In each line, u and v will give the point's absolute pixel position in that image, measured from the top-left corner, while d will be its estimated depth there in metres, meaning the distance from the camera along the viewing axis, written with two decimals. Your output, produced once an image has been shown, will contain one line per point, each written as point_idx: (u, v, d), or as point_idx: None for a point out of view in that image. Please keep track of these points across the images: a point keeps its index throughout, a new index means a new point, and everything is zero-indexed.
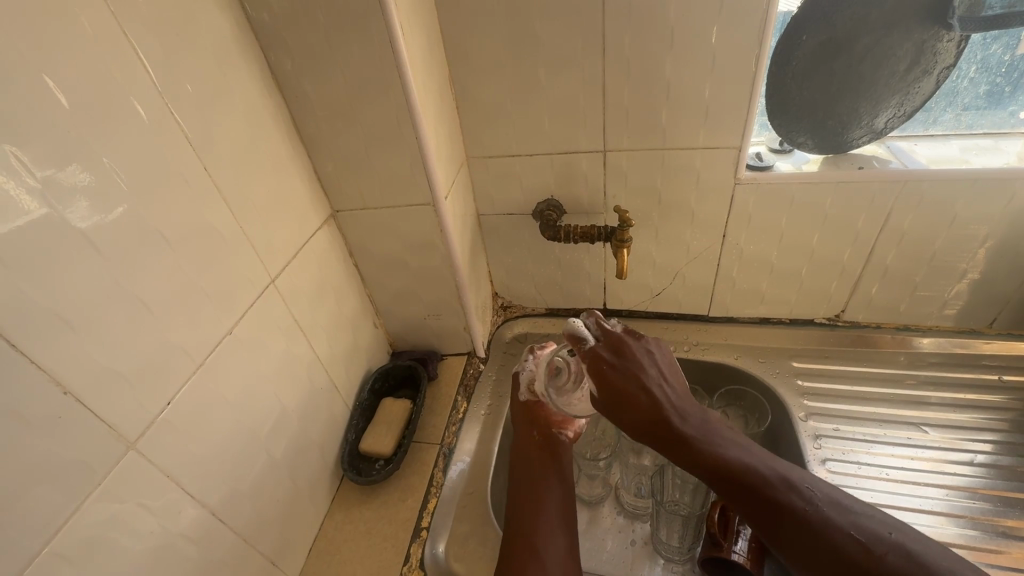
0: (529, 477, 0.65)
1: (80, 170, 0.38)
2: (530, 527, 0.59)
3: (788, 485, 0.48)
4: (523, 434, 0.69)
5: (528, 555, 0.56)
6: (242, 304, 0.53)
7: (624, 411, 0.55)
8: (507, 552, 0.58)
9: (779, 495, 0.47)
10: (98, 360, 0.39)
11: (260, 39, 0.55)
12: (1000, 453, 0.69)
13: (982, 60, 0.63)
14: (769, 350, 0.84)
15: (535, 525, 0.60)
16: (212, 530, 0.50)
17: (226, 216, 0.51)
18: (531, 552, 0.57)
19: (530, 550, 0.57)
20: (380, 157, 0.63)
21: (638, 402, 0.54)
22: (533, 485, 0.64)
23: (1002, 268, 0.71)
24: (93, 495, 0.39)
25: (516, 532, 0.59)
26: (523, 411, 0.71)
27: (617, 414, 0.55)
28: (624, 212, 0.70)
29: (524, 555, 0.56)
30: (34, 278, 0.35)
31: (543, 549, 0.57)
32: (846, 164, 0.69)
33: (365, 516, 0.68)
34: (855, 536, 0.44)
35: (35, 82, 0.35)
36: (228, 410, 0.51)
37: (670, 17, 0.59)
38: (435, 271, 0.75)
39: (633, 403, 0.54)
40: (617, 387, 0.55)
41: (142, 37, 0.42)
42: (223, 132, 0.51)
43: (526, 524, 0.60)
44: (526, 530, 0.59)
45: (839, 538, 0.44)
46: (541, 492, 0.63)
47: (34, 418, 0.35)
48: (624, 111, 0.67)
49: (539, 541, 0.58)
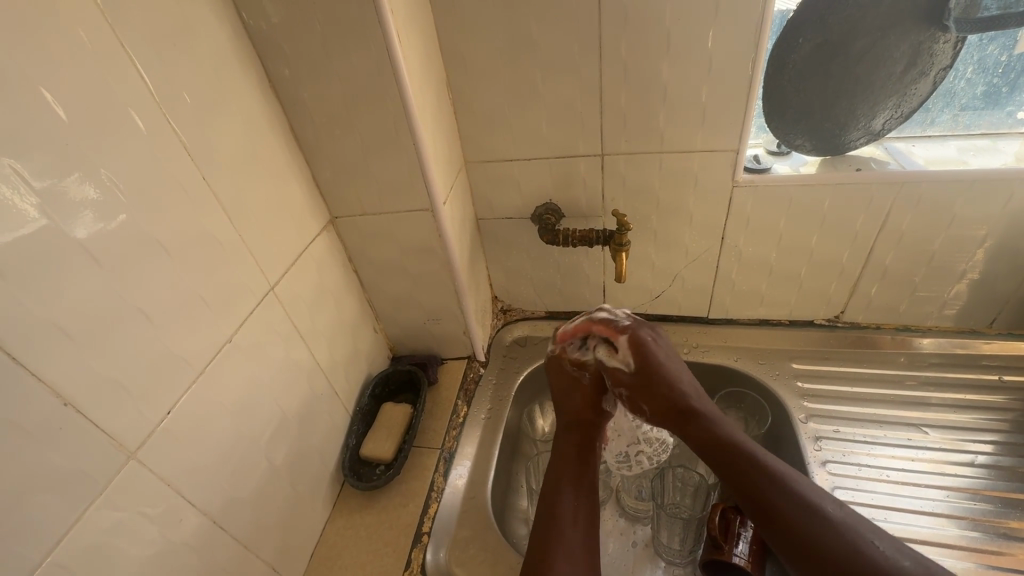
0: (557, 475, 0.60)
1: (82, 180, 0.38)
2: (557, 523, 0.55)
3: (816, 491, 0.48)
4: (583, 434, 0.64)
5: (560, 554, 0.52)
6: (242, 311, 0.54)
7: (659, 391, 0.58)
8: (539, 550, 0.53)
9: (805, 499, 0.47)
10: (98, 370, 0.39)
11: (257, 47, 0.55)
12: (1001, 453, 0.69)
13: (979, 61, 0.63)
14: (769, 352, 0.84)
15: (567, 527, 0.55)
16: (213, 539, 0.50)
17: (226, 224, 0.52)
18: (568, 557, 0.52)
19: (564, 551, 0.52)
20: (378, 164, 0.64)
21: (670, 382, 0.58)
22: (561, 482, 0.59)
23: (1001, 268, 0.71)
24: (94, 505, 0.39)
25: (540, 529, 0.55)
26: (598, 415, 0.66)
27: (653, 395, 0.59)
28: (621, 216, 0.70)
29: (558, 555, 0.52)
30: (34, 290, 0.35)
31: (576, 550, 0.53)
32: (843, 165, 0.69)
33: (365, 521, 0.69)
34: (876, 544, 0.43)
35: (33, 94, 0.35)
36: (228, 417, 0.51)
37: (667, 20, 0.59)
38: (435, 276, 0.75)
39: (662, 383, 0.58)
40: (651, 360, 0.60)
41: (141, 48, 0.42)
42: (222, 140, 0.51)
43: (553, 521, 0.55)
44: (553, 527, 0.54)
45: (860, 543, 0.43)
46: (574, 493, 0.58)
47: (34, 429, 0.35)
48: (621, 115, 0.67)
49: (574, 542, 0.53)
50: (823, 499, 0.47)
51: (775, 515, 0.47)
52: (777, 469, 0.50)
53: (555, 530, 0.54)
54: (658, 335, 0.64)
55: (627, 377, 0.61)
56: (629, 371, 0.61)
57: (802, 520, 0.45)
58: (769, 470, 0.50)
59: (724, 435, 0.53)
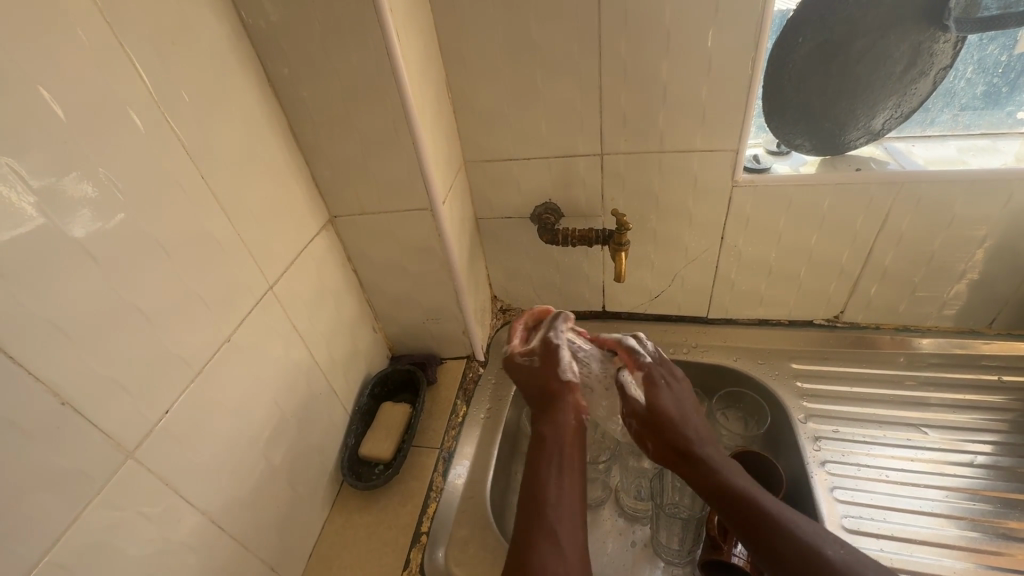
0: (536, 461, 0.60)
1: (80, 179, 0.38)
2: (544, 517, 0.54)
3: (819, 536, 0.49)
4: (554, 415, 0.63)
5: (547, 547, 0.52)
6: (241, 310, 0.54)
7: (667, 434, 0.59)
8: (523, 541, 0.53)
9: (808, 543, 0.48)
10: (97, 370, 0.39)
11: (257, 47, 0.55)
12: (1000, 454, 0.69)
13: (979, 61, 0.63)
14: (768, 352, 0.84)
15: (551, 514, 0.54)
16: (212, 538, 0.50)
17: (225, 224, 0.51)
18: (553, 545, 0.52)
19: (551, 543, 0.52)
20: (378, 164, 0.64)
21: (678, 428, 0.59)
22: (541, 468, 0.59)
23: (1001, 269, 0.71)
24: (92, 504, 0.39)
25: (524, 519, 0.55)
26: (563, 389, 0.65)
27: (659, 436, 0.60)
28: (621, 216, 0.70)
29: (542, 545, 0.52)
30: (32, 289, 0.35)
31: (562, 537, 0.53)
32: (843, 165, 0.69)
33: (364, 521, 0.69)
34: None
35: (32, 93, 0.35)
36: (226, 417, 0.51)
37: (667, 21, 0.59)
38: (434, 275, 0.75)
39: (669, 425, 0.59)
40: (663, 405, 0.60)
41: (140, 48, 0.42)
42: (221, 140, 0.51)
43: (539, 514, 0.55)
44: (537, 517, 0.55)
45: None
46: (554, 478, 0.58)
47: (33, 429, 0.35)
48: (621, 115, 0.67)
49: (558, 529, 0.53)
50: (825, 543, 0.48)
51: (778, 558, 0.48)
52: (783, 516, 0.51)
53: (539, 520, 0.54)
54: (675, 378, 0.64)
55: (637, 415, 0.62)
56: (640, 409, 0.62)
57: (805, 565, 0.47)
58: (774, 516, 0.51)
59: (726, 483, 0.55)
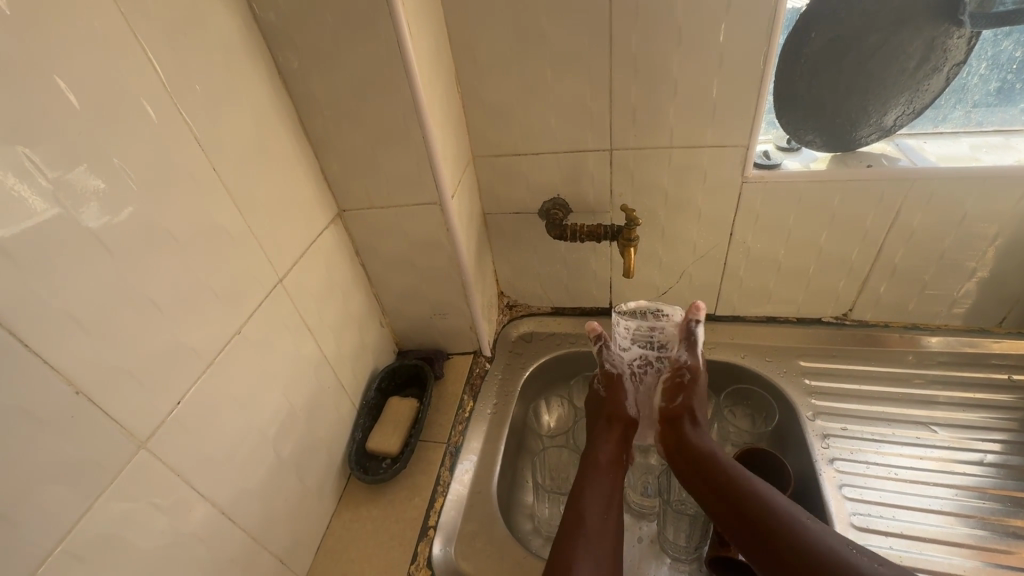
0: (582, 486, 0.62)
1: (94, 170, 0.38)
2: (585, 530, 0.57)
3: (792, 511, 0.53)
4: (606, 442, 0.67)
5: (584, 556, 0.54)
6: (251, 303, 0.54)
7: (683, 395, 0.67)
8: (563, 550, 0.55)
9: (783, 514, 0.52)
10: (109, 359, 0.39)
11: (267, 39, 0.55)
12: (1010, 452, 0.69)
13: (992, 57, 0.62)
14: (776, 350, 0.84)
15: (592, 529, 0.57)
16: (222, 530, 0.50)
17: (236, 216, 0.51)
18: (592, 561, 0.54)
19: (590, 557, 0.54)
20: (387, 158, 0.63)
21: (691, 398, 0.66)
22: (586, 492, 0.61)
23: (1013, 267, 0.71)
24: (105, 494, 0.39)
25: (564, 537, 0.56)
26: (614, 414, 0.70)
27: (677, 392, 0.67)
28: (630, 211, 0.70)
29: (583, 560, 0.53)
30: (45, 278, 0.35)
31: (603, 563, 0.54)
32: (854, 162, 0.69)
33: (372, 515, 0.69)
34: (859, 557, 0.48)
35: (45, 82, 0.35)
36: (237, 409, 0.52)
37: (679, 15, 0.58)
38: (442, 270, 0.75)
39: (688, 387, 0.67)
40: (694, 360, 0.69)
41: (152, 38, 0.42)
42: (231, 132, 0.51)
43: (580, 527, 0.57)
44: (578, 534, 0.56)
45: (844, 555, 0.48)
46: (598, 509, 0.59)
47: (46, 418, 0.35)
48: (630, 110, 0.67)
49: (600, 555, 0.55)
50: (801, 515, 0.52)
51: (762, 526, 0.52)
52: (759, 489, 0.55)
53: (584, 541, 0.55)
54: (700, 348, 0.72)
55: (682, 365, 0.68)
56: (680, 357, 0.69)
57: (782, 533, 0.51)
58: (755, 492, 0.55)
59: (716, 458, 0.60)
